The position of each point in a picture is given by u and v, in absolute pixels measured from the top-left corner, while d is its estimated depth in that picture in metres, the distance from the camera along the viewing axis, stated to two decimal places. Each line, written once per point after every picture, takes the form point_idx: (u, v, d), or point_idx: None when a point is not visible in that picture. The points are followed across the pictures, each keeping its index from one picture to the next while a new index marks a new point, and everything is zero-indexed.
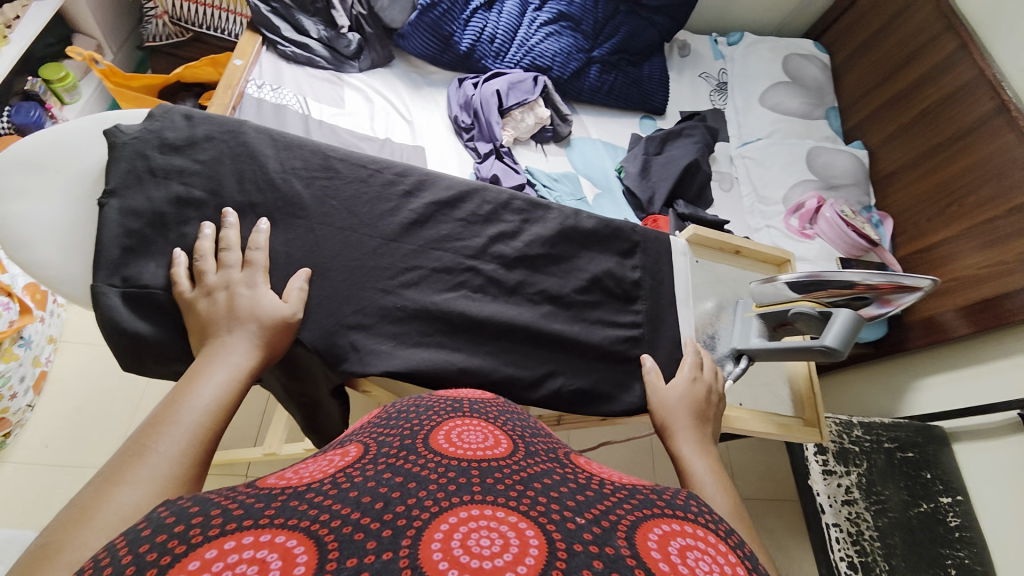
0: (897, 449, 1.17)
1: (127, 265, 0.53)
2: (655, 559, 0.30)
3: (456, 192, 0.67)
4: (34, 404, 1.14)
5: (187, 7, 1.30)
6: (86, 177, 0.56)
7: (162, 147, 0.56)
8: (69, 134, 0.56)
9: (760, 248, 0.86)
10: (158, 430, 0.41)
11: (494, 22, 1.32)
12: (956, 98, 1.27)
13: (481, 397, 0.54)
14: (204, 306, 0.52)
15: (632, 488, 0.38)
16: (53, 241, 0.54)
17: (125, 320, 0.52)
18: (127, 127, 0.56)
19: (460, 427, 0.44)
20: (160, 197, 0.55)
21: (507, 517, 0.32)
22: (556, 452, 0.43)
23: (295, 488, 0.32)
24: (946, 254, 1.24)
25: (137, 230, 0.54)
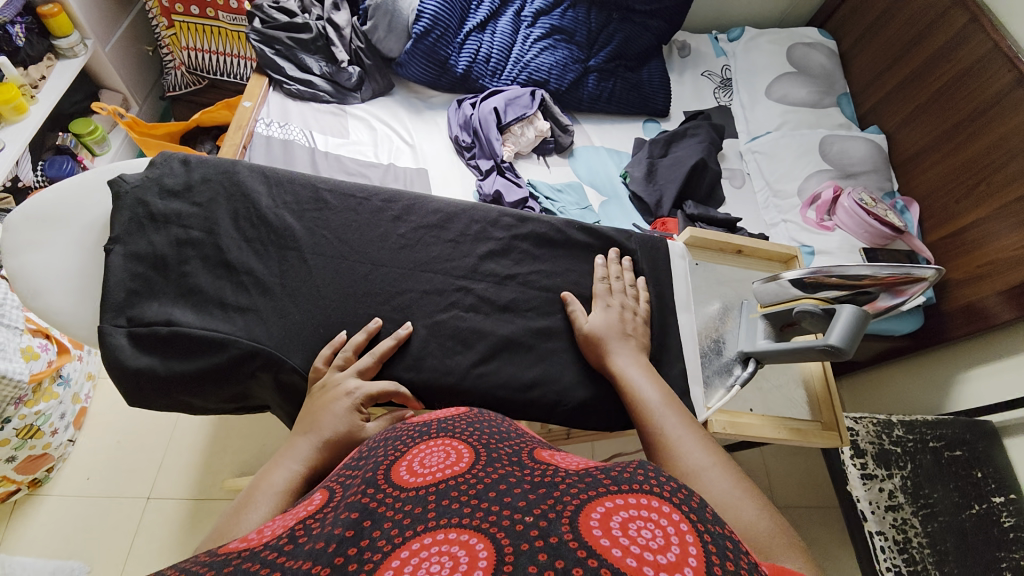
0: (942, 447, 1.10)
1: (131, 306, 0.56)
2: (597, 536, 0.30)
3: (443, 214, 0.68)
4: (75, 439, 1.20)
5: (202, 56, 1.39)
6: (94, 228, 0.61)
7: (161, 193, 0.60)
8: (75, 187, 0.61)
9: (764, 246, 0.82)
10: (250, 500, 0.44)
11: (488, 42, 1.35)
12: (971, 74, 1.21)
13: (454, 414, 0.51)
14: (319, 395, 0.55)
15: (583, 473, 0.37)
16: (62, 288, 0.59)
17: (129, 357, 0.55)
18: (130, 176, 0.59)
19: (423, 451, 0.43)
20: (162, 241, 0.58)
21: (458, 537, 0.32)
22: (519, 454, 0.42)
23: (250, 548, 0.32)
24: (981, 235, 1.17)
25: (141, 272, 0.57)
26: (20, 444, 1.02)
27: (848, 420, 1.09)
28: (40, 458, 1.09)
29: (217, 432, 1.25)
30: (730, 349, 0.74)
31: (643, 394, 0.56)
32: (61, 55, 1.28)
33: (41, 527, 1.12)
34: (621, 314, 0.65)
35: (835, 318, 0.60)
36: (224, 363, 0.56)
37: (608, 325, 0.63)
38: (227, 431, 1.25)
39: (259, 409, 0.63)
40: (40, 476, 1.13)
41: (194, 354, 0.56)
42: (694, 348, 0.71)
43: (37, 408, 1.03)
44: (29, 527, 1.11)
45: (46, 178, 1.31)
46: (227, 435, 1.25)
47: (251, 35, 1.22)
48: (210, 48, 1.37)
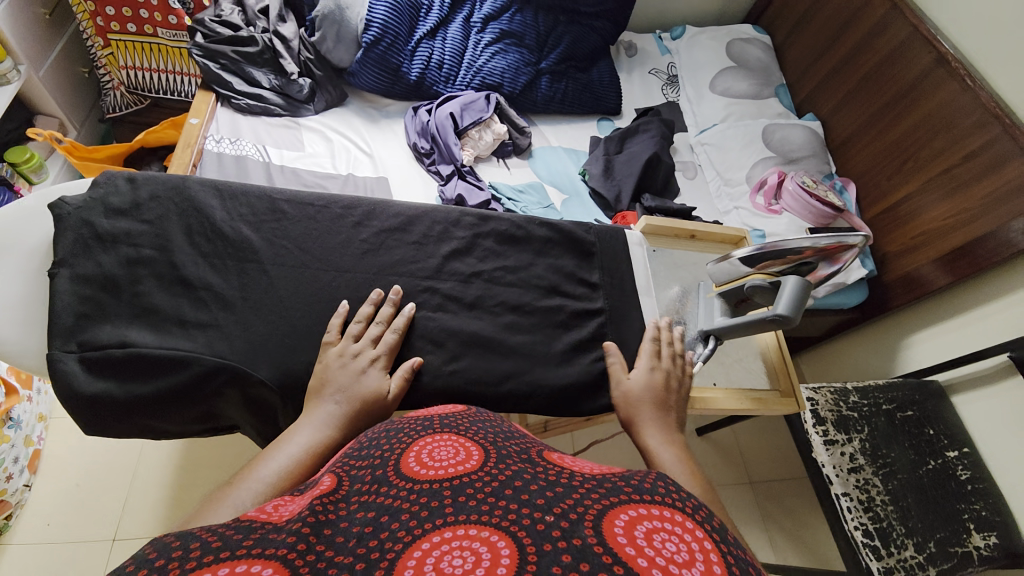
0: (896, 409, 1.17)
1: (82, 331, 0.54)
2: (622, 544, 0.31)
3: (404, 217, 0.68)
4: (31, 485, 1.13)
5: (144, 75, 1.33)
6: (37, 253, 0.59)
7: (108, 213, 0.57)
8: (12, 212, 0.58)
9: (716, 230, 0.86)
10: (239, 483, 0.42)
11: (439, 49, 1.36)
12: (895, 57, 1.30)
13: (451, 412, 0.54)
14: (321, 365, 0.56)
15: (600, 478, 0.39)
16: (6, 319, 0.56)
17: (83, 384, 0.52)
18: (71, 198, 0.57)
19: (431, 445, 0.44)
20: (112, 261, 0.56)
21: (479, 533, 0.33)
22: (528, 453, 0.44)
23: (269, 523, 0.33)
24: (912, 209, 1.26)
25: (91, 296, 0.55)
26: None
27: (808, 390, 1.15)
28: None
29: (185, 463, 1.20)
30: (692, 329, 0.78)
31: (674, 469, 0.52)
32: None
33: None
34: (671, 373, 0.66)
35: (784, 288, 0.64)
36: (187, 381, 0.55)
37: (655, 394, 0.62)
38: (196, 461, 1.20)
39: (229, 428, 0.62)
40: None
41: (154, 374, 0.54)
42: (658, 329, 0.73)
43: None
44: None
45: None
46: (197, 465, 1.20)
47: (193, 50, 1.19)
48: (150, 67, 1.32)
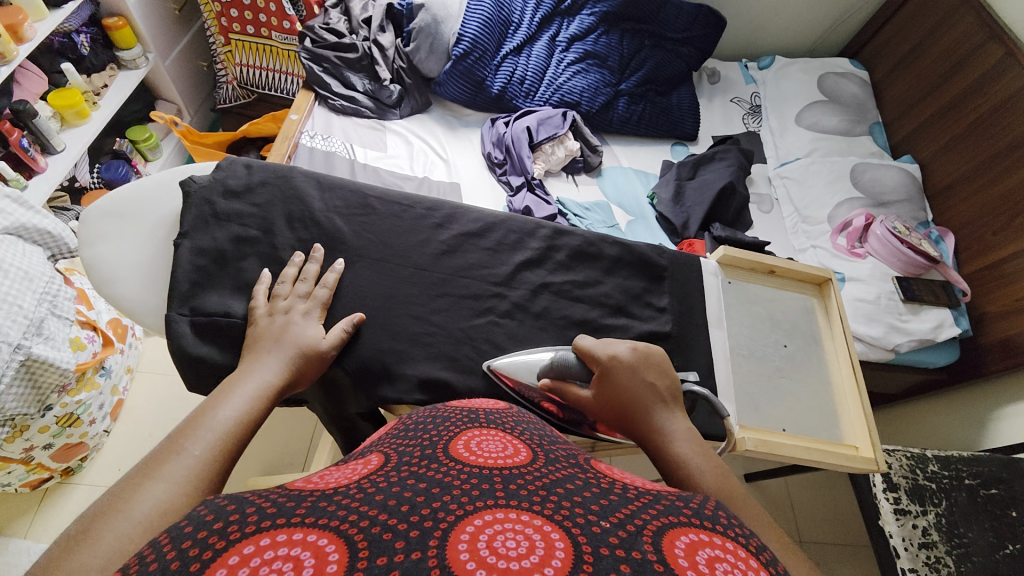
0: (979, 486, 1.04)
1: (194, 296, 0.60)
2: (683, 564, 0.30)
3: (483, 223, 0.69)
4: (111, 430, 1.25)
5: (255, 73, 1.47)
6: (164, 223, 0.65)
7: (225, 193, 0.64)
8: (150, 186, 0.65)
9: (798, 267, 0.73)
10: (192, 431, 0.44)
11: (523, 65, 1.40)
12: (1009, 106, 1.20)
13: (497, 408, 0.57)
14: (264, 324, 0.56)
15: (658, 494, 0.39)
16: (136, 278, 0.63)
17: (192, 345, 0.58)
18: (199, 177, 0.64)
19: (479, 437, 0.47)
20: (223, 237, 0.62)
21: (531, 521, 0.33)
22: (575, 458, 0.45)
23: (324, 491, 0.35)
24: (1019, 269, 1.14)
25: (204, 266, 0.61)
26: (59, 431, 1.07)
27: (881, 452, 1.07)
28: (75, 447, 1.14)
29: None
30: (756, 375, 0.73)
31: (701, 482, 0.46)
32: (123, 66, 1.37)
33: (70, 514, 1.16)
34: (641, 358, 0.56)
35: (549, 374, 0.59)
36: None
37: (641, 390, 0.53)
38: None
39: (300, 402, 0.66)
40: (73, 465, 1.17)
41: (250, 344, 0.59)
42: (724, 374, 0.65)
43: (78, 397, 1.08)
44: (59, 514, 1.16)
45: (101, 180, 1.39)
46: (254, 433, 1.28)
47: (301, 53, 1.29)
48: (261, 65, 1.46)
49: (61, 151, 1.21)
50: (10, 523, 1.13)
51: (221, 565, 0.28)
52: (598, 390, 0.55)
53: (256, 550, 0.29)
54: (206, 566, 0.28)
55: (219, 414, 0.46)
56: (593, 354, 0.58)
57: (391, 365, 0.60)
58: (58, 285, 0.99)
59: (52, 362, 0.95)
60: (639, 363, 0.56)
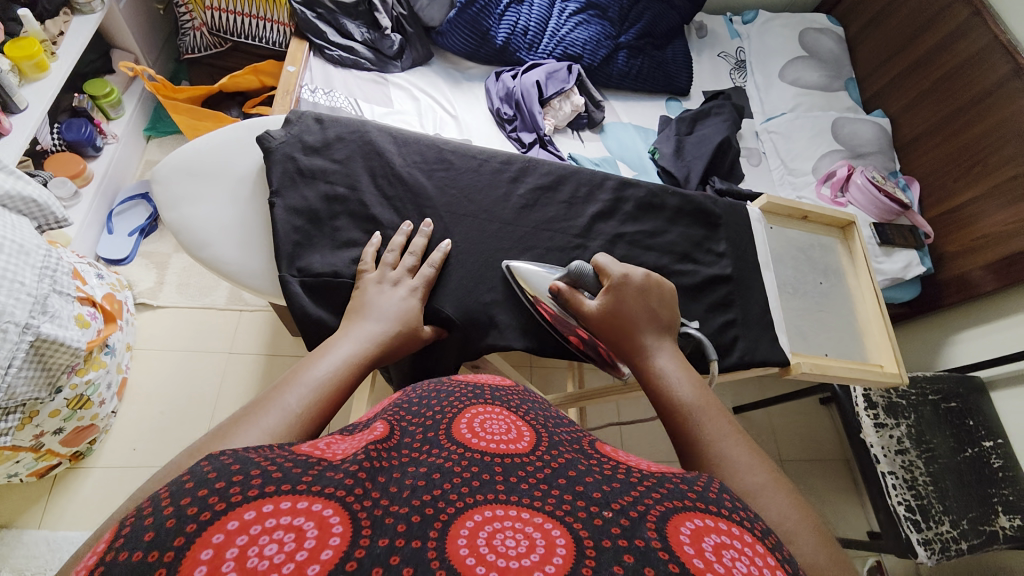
0: (940, 400, 1.23)
1: (299, 257, 0.59)
2: (690, 555, 0.31)
3: (555, 176, 0.70)
4: (118, 411, 1.19)
5: (226, 17, 1.33)
6: (246, 181, 0.63)
7: (305, 149, 0.63)
8: (224, 143, 0.64)
9: (828, 211, 0.80)
10: (288, 384, 0.43)
11: (525, 16, 1.35)
12: (973, 63, 1.32)
13: (503, 385, 0.56)
14: (371, 289, 0.57)
15: (662, 477, 0.40)
16: (228, 238, 0.61)
17: (310, 308, 0.58)
18: (275, 133, 0.62)
19: (483, 416, 0.46)
20: (314, 196, 0.61)
21: (531, 517, 0.33)
22: (581, 441, 0.45)
23: (328, 460, 0.35)
24: (974, 212, 1.30)
25: (301, 226, 0.60)
26: (70, 414, 1.01)
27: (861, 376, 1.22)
28: (86, 429, 1.08)
29: None
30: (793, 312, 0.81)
31: (676, 393, 0.51)
32: (76, 10, 1.21)
33: (87, 499, 1.11)
34: (648, 286, 0.59)
35: (565, 279, 0.60)
36: None
37: (639, 313, 0.57)
38: None
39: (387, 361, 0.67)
40: (81, 450, 1.11)
41: None
42: (777, 309, 0.72)
43: (87, 377, 1.02)
44: (73, 501, 1.10)
45: (62, 142, 1.24)
46: None
47: None
48: (237, 10, 1.31)
49: (24, 110, 1.06)
50: (25, 512, 1.08)
51: (220, 530, 0.28)
52: (605, 301, 0.58)
53: (257, 517, 0.28)
54: (204, 532, 0.27)
55: (315, 370, 0.45)
56: (608, 268, 0.59)
57: (495, 317, 0.63)
58: (57, 259, 0.90)
59: (63, 341, 0.87)
60: (648, 287, 0.59)
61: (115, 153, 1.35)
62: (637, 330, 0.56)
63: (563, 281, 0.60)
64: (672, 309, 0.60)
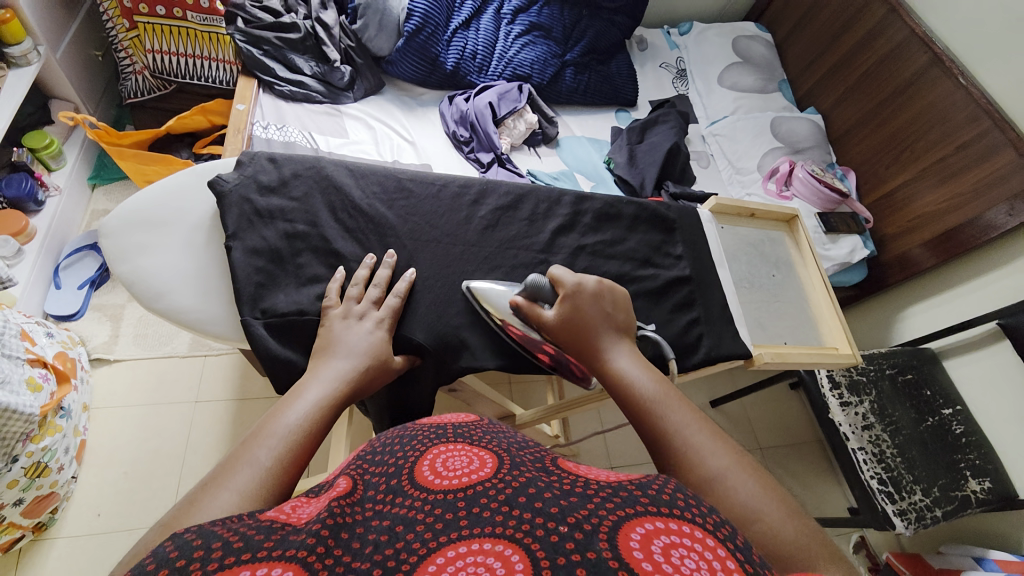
0: (898, 373, 1.30)
1: (263, 298, 0.59)
2: (638, 560, 0.32)
3: (514, 195, 0.72)
4: (78, 475, 1.12)
5: (169, 59, 1.30)
6: (202, 226, 0.63)
7: (260, 190, 0.62)
8: (176, 189, 0.64)
9: (774, 208, 0.85)
10: (258, 439, 0.42)
11: (473, 40, 1.39)
12: (893, 57, 1.43)
13: (465, 421, 0.56)
14: (337, 324, 0.56)
15: (616, 487, 0.40)
16: (185, 286, 0.60)
17: (276, 349, 0.57)
18: (227, 176, 0.62)
19: (445, 454, 0.46)
20: (273, 235, 0.61)
21: (494, 547, 0.33)
22: (542, 461, 0.46)
23: (292, 525, 0.35)
24: (907, 195, 1.40)
25: (263, 266, 0.60)
26: (28, 484, 0.95)
27: None
28: (46, 498, 1.01)
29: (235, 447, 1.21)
30: None
31: (637, 389, 0.52)
32: (11, 65, 1.16)
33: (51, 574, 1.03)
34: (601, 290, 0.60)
35: (521, 295, 0.62)
36: None
37: (595, 317, 0.58)
38: None
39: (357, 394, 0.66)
40: (45, 519, 1.04)
41: None
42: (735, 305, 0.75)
43: (43, 444, 0.96)
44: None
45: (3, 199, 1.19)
46: None
47: (235, 36, 1.18)
48: (179, 51, 1.29)
49: None
50: None
51: None
52: (560, 313, 0.58)
53: None
54: None
55: (285, 419, 0.45)
56: (562, 279, 0.60)
57: (467, 340, 0.64)
58: None
59: (16, 408, 0.83)
60: (600, 291, 0.60)
61: (58, 206, 1.29)
62: (595, 332, 0.57)
63: (518, 297, 0.61)
64: (627, 308, 0.62)
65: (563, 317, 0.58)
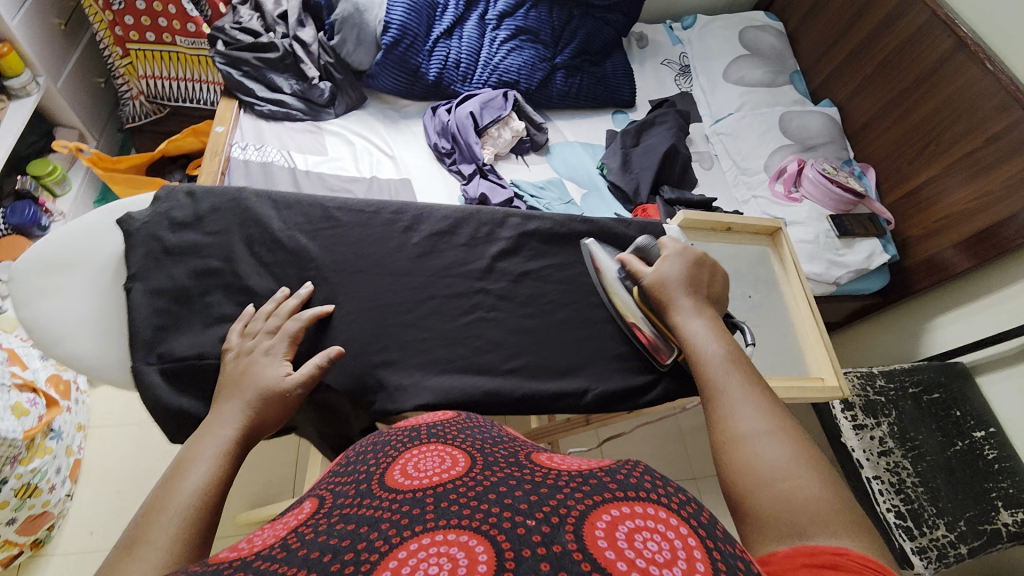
0: (922, 392, 1.17)
1: (161, 343, 0.60)
2: (601, 548, 0.30)
3: (452, 220, 0.71)
4: (73, 493, 1.16)
5: (163, 84, 1.34)
6: (107, 269, 0.62)
7: (173, 226, 0.64)
8: (79, 229, 0.62)
9: (751, 220, 0.78)
10: (154, 514, 0.42)
11: (456, 48, 1.36)
12: (914, 42, 1.30)
13: (439, 421, 0.54)
14: (232, 365, 0.55)
15: (586, 474, 0.38)
16: (85, 332, 0.60)
17: (166, 397, 0.58)
18: (137, 214, 0.63)
19: (416, 458, 0.43)
20: (181, 274, 0.62)
21: (458, 536, 0.31)
22: (514, 457, 0.43)
23: (244, 557, 0.31)
24: (935, 192, 1.27)
25: (164, 307, 0.61)
26: (19, 504, 0.98)
27: None
28: (40, 516, 1.05)
29: None
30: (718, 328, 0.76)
31: (702, 350, 0.58)
32: (12, 96, 1.22)
33: None
34: (697, 261, 0.65)
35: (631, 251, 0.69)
36: None
37: (680, 281, 0.63)
38: None
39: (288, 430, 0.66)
40: (41, 537, 1.08)
41: None
42: None
43: (32, 465, 0.99)
44: None
45: (9, 227, 1.25)
46: None
47: (216, 58, 1.19)
48: (168, 75, 1.33)
49: None
50: None
51: None
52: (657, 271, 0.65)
53: None
54: None
55: (183, 485, 0.44)
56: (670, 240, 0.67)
57: (387, 380, 0.62)
58: None
59: None
60: (692, 257, 0.65)
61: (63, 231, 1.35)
62: (673, 294, 0.63)
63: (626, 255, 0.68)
64: (718, 282, 0.66)
65: (654, 277, 0.64)
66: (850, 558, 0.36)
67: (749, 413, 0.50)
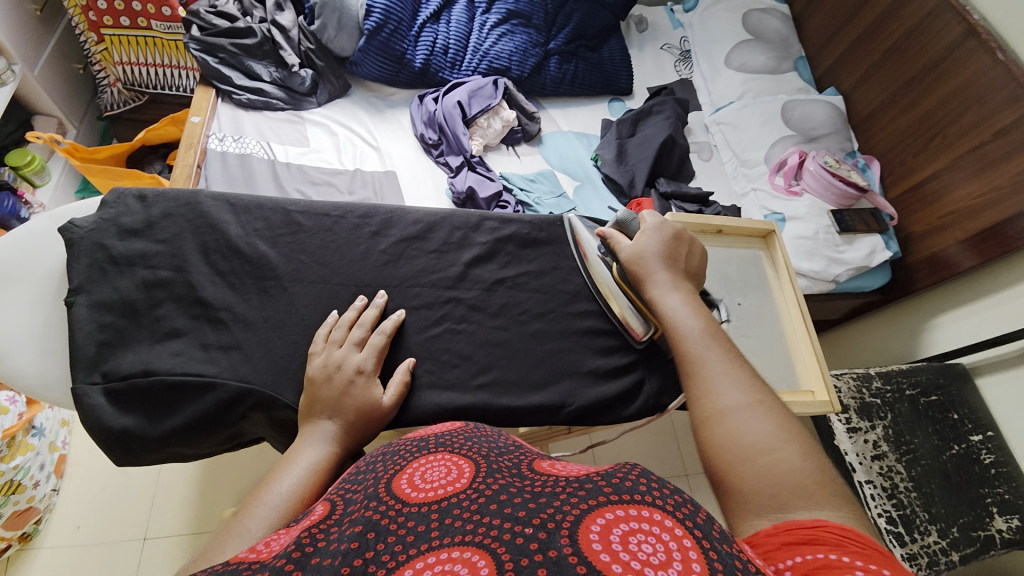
0: (919, 394, 1.14)
1: (105, 360, 0.60)
2: (595, 551, 0.28)
3: (423, 224, 0.71)
4: (59, 488, 1.15)
5: (139, 70, 1.29)
6: (51, 280, 0.63)
7: (121, 233, 0.64)
8: (23, 241, 0.62)
9: (743, 223, 0.76)
10: (250, 510, 0.42)
11: (444, 33, 1.30)
12: (924, 27, 1.23)
13: (448, 428, 0.48)
14: (319, 371, 0.56)
15: (580, 478, 0.34)
16: (30, 348, 0.61)
17: (109, 417, 0.58)
18: (81, 221, 0.63)
19: (426, 464, 0.39)
20: (127, 284, 0.62)
21: (462, 554, 0.28)
22: (521, 462, 0.39)
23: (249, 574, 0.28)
24: (939, 186, 1.22)
25: (109, 322, 0.61)
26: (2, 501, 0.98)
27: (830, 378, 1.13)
28: (26, 512, 1.04)
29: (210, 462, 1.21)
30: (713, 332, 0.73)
31: (680, 325, 0.56)
32: None
33: None
34: (675, 236, 0.63)
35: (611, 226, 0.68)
36: (215, 405, 0.60)
37: (658, 255, 0.62)
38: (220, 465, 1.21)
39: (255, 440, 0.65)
40: (29, 530, 1.08)
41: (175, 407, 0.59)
42: None
43: (14, 463, 0.98)
44: None
45: None
46: (220, 467, 1.21)
47: (190, 44, 1.14)
48: (145, 61, 1.28)
49: None
50: None
51: None
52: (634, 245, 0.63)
53: None
54: None
55: (278, 488, 0.45)
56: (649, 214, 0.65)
57: None
58: None
59: None
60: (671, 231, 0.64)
61: None
62: (651, 268, 0.61)
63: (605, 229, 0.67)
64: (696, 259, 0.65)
65: (632, 251, 0.62)
66: (827, 529, 0.35)
67: (729, 388, 0.49)
